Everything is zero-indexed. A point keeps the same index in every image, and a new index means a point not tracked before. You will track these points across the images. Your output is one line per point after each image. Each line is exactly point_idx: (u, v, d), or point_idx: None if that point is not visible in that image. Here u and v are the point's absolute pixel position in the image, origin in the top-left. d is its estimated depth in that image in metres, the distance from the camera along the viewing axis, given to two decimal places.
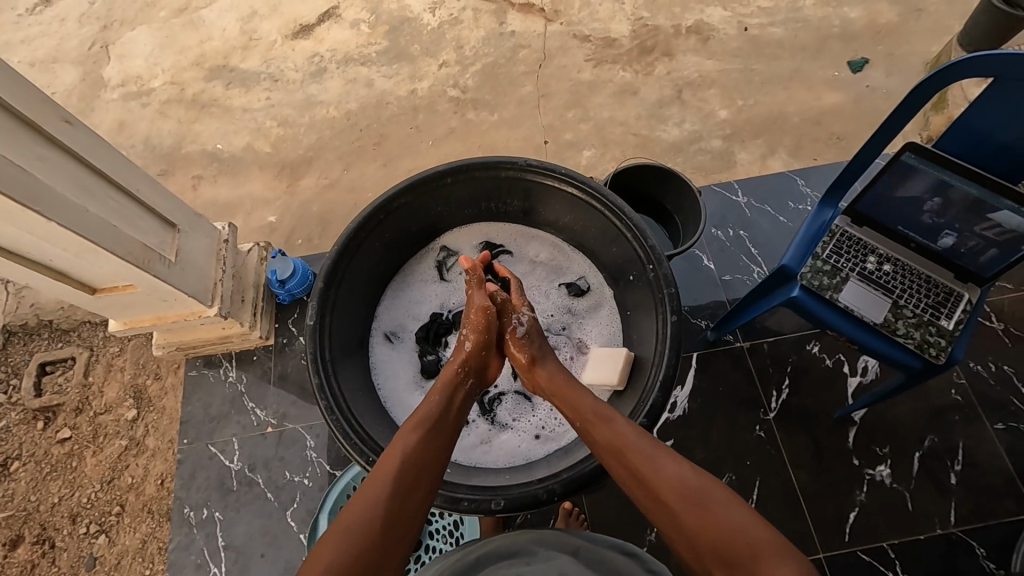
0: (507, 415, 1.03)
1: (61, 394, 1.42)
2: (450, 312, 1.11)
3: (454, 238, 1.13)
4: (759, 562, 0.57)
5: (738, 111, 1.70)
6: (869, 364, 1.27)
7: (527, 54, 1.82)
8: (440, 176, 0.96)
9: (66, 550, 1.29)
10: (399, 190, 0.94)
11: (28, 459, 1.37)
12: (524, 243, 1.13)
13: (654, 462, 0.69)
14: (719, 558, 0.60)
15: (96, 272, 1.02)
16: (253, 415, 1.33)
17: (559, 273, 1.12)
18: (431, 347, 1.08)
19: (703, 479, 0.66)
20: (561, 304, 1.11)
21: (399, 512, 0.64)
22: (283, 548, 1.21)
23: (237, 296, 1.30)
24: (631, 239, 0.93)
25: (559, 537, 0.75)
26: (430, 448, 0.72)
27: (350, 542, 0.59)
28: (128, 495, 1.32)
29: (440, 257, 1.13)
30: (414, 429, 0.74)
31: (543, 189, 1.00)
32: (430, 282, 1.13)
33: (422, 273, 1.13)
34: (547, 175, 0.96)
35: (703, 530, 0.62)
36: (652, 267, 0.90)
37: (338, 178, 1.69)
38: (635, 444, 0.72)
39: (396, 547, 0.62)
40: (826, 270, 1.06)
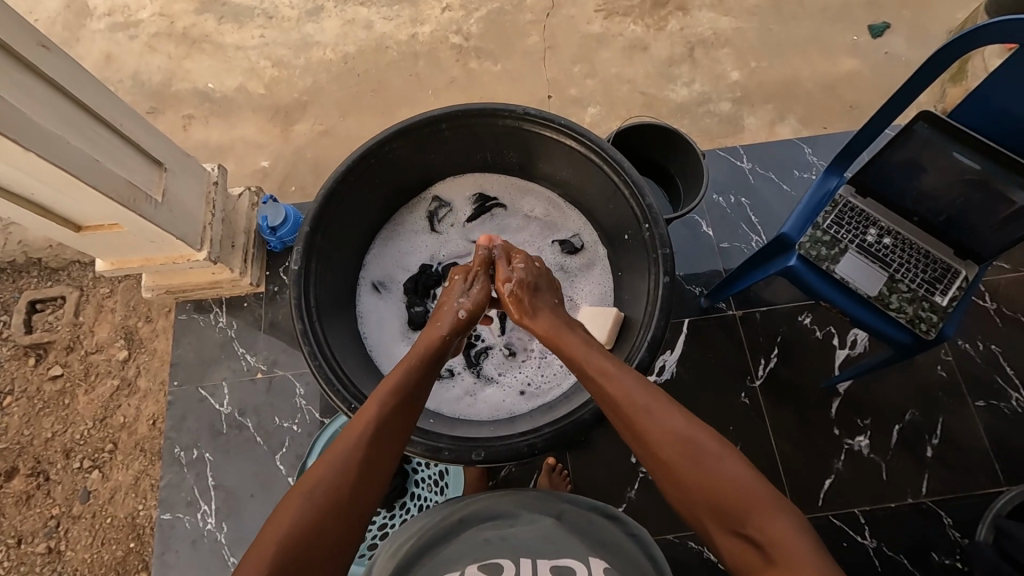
0: (493, 369, 1.04)
1: (52, 332, 1.43)
2: (439, 264, 1.09)
3: (447, 188, 1.11)
4: (753, 515, 0.58)
5: (751, 73, 1.64)
6: (859, 337, 1.28)
7: (534, 2, 1.73)
8: (436, 121, 0.92)
9: (60, 483, 1.33)
10: (391, 135, 0.91)
11: (21, 395, 1.39)
12: (519, 197, 1.11)
13: (651, 413, 0.68)
14: (711, 509, 0.60)
15: (78, 208, 0.99)
16: (243, 360, 1.33)
17: (553, 230, 1.10)
18: (420, 299, 1.07)
19: (700, 431, 0.65)
20: (553, 261, 1.09)
21: (367, 478, 0.62)
22: (272, 491, 1.24)
23: (227, 241, 1.28)
24: (628, 197, 0.90)
25: (543, 501, 0.76)
26: (401, 419, 0.69)
27: (309, 507, 0.58)
28: (120, 433, 1.35)
29: (431, 206, 1.11)
30: (388, 393, 0.71)
31: (541, 141, 0.97)
32: (421, 233, 1.11)
33: (413, 223, 1.11)
34: (548, 126, 0.92)
35: (703, 482, 0.61)
36: (648, 226, 0.87)
37: (333, 125, 1.64)
38: (631, 395, 0.71)
39: (359, 514, 0.60)
40: (826, 240, 1.05)
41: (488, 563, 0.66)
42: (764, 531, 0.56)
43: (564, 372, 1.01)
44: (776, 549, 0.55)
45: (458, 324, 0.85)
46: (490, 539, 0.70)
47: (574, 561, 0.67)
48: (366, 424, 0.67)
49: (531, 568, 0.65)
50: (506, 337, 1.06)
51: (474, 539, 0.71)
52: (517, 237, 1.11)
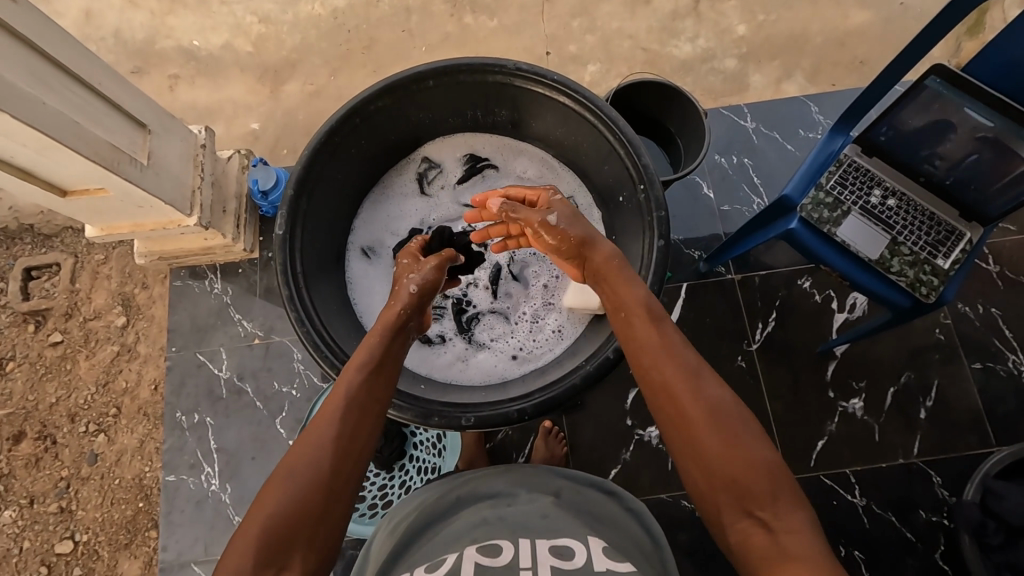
0: (486, 334, 1.04)
1: (49, 299, 1.43)
2: (429, 228, 1.07)
3: (437, 149, 1.08)
4: (775, 503, 0.57)
5: (758, 26, 1.57)
6: (858, 301, 1.27)
7: None
8: (423, 78, 0.88)
9: (67, 447, 1.36)
10: (377, 93, 0.87)
11: (23, 360, 1.40)
12: (511, 158, 1.08)
13: (697, 384, 0.65)
14: (731, 485, 0.59)
15: (61, 172, 0.97)
16: (239, 326, 1.33)
17: None
18: None
19: (739, 411, 0.64)
20: None
21: (346, 453, 0.64)
22: (273, 453, 1.26)
23: (217, 206, 1.26)
24: (623, 157, 0.87)
25: (540, 478, 0.77)
26: (373, 394, 0.70)
27: (292, 488, 0.60)
28: (123, 398, 1.37)
29: (421, 168, 1.08)
30: (362, 368, 0.71)
31: (534, 99, 0.93)
32: (411, 196, 1.09)
33: (402, 186, 1.08)
34: (539, 81, 0.88)
35: (731, 460, 0.60)
36: (643, 188, 0.85)
37: (324, 85, 1.59)
38: (681, 351, 0.68)
39: (344, 487, 0.62)
40: (828, 202, 1.02)
41: (487, 545, 0.63)
42: (783, 520, 0.56)
43: (556, 337, 1.01)
44: (793, 538, 0.55)
45: (414, 299, 0.83)
46: (486, 515, 0.70)
47: (572, 543, 0.64)
48: (336, 402, 0.67)
49: (532, 553, 0.62)
50: (498, 302, 1.06)
51: (470, 515, 0.71)
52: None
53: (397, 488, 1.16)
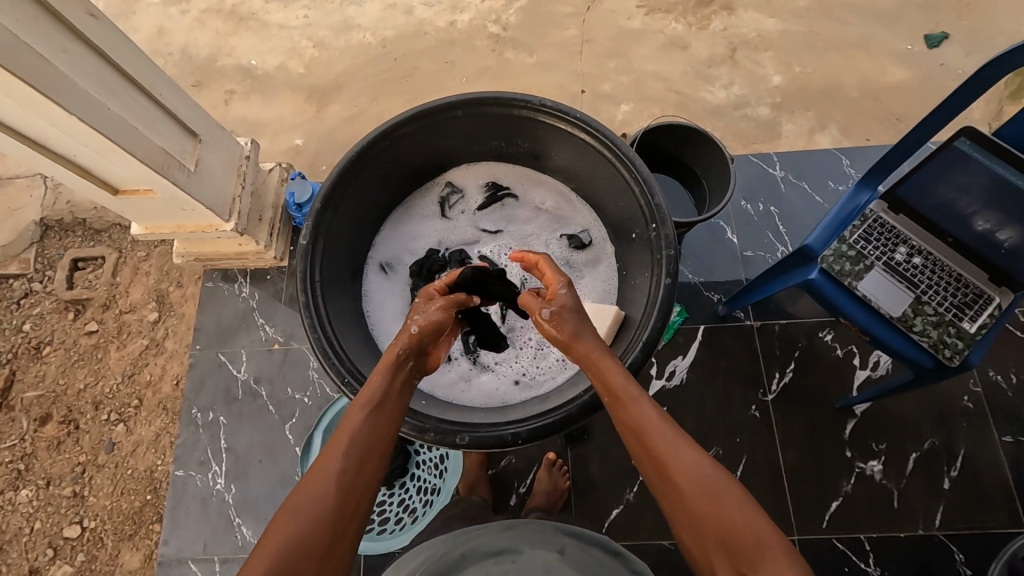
0: (491, 357, 1.04)
1: (91, 290, 1.56)
2: (446, 250, 1.10)
3: (460, 175, 1.12)
4: (765, 562, 0.55)
5: (793, 78, 1.59)
6: (882, 359, 1.24)
7: None
8: (450, 107, 0.93)
9: (88, 433, 1.46)
10: (406, 119, 0.91)
11: (59, 346, 1.53)
12: (531, 188, 1.11)
13: (677, 448, 0.64)
14: (723, 551, 0.58)
15: (115, 173, 1.04)
16: (261, 331, 1.36)
17: (562, 224, 1.10)
18: (423, 282, 1.07)
19: (718, 473, 0.62)
20: (559, 255, 1.08)
21: (351, 489, 0.61)
22: (279, 460, 1.26)
23: (254, 215, 1.32)
24: (637, 195, 0.89)
25: (544, 534, 0.77)
26: (379, 429, 0.67)
27: (297, 526, 0.57)
28: (146, 390, 1.48)
29: (443, 192, 1.12)
30: (370, 404, 0.69)
31: (556, 134, 0.96)
32: (431, 218, 1.12)
33: (424, 208, 1.12)
34: (562, 118, 0.91)
35: (716, 524, 0.58)
36: (654, 226, 0.86)
37: (366, 108, 1.67)
38: (655, 424, 0.67)
39: (349, 528, 0.59)
40: (851, 255, 1.01)
41: None
42: None
43: (559, 366, 1.01)
44: None
45: (414, 340, 0.78)
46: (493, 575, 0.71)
47: None
48: (342, 440, 0.65)
49: None
50: (507, 326, 1.06)
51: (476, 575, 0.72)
52: (525, 229, 1.10)
53: (395, 506, 1.15)
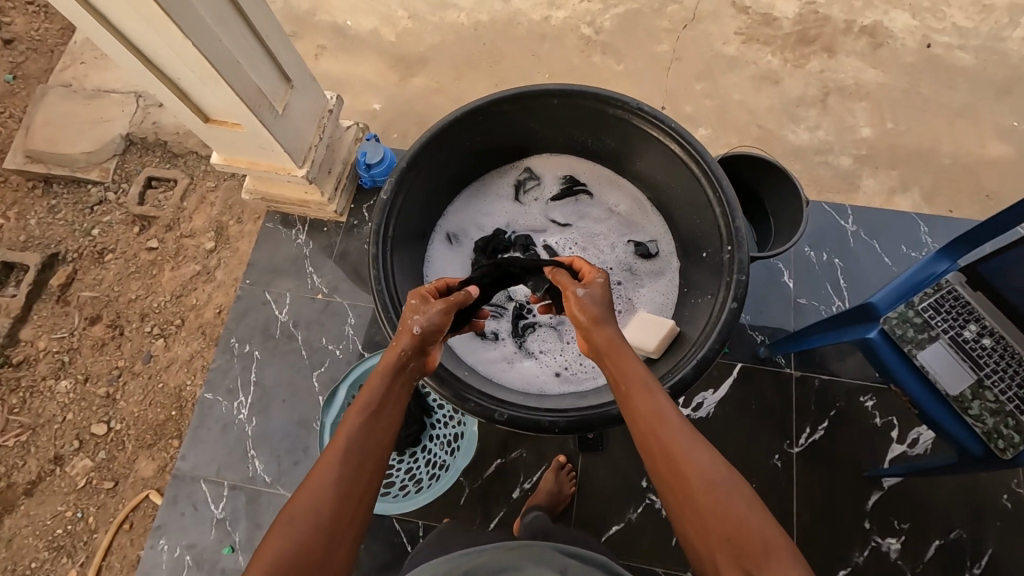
0: (536, 345, 1.05)
1: (159, 209, 1.64)
2: (513, 233, 1.10)
3: (540, 163, 1.12)
4: (770, 560, 0.55)
5: (883, 132, 1.53)
6: (922, 437, 1.18)
7: (674, 11, 1.72)
8: (549, 94, 0.94)
9: (131, 341, 1.54)
10: (504, 98, 0.92)
11: (120, 255, 1.62)
12: (607, 189, 1.10)
13: (689, 443, 0.65)
14: (729, 548, 0.57)
15: (211, 101, 1.08)
16: (309, 279, 1.40)
17: (632, 230, 1.09)
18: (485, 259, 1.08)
19: (728, 471, 0.62)
20: (623, 259, 1.07)
21: (349, 496, 0.61)
22: (301, 404, 1.29)
23: (325, 166, 1.36)
24: (718, 214, 0.88)
25: (548, 555, 0.73)
26: (378, 433, 0.67)
27: (293, 536, 0.57)
28: (189, 313, 1.55)
29: (521, 176, 1.12)
30: (368, 409, 0.68)
31: (645, 141, 0.96)
32: (504, 199, 1.13)
33: (499, 188, 1.13)
34: (656, 125, 0.91)
35: (721, 520, 0.59)
36: (730, 249, 0.85)
37: (447, 85, 1.70)
38: (669, 418, 0.68)
39: (346, 536, 0.60)
40: (916, 322, 0.96)
41: None
42: None
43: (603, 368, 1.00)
44: None
45: (415, 341, 0.77)
46: None
47: None
48: (339, 445, 0.64)
49: None
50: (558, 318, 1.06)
51: None
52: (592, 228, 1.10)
53: (402, 473, 1.18)
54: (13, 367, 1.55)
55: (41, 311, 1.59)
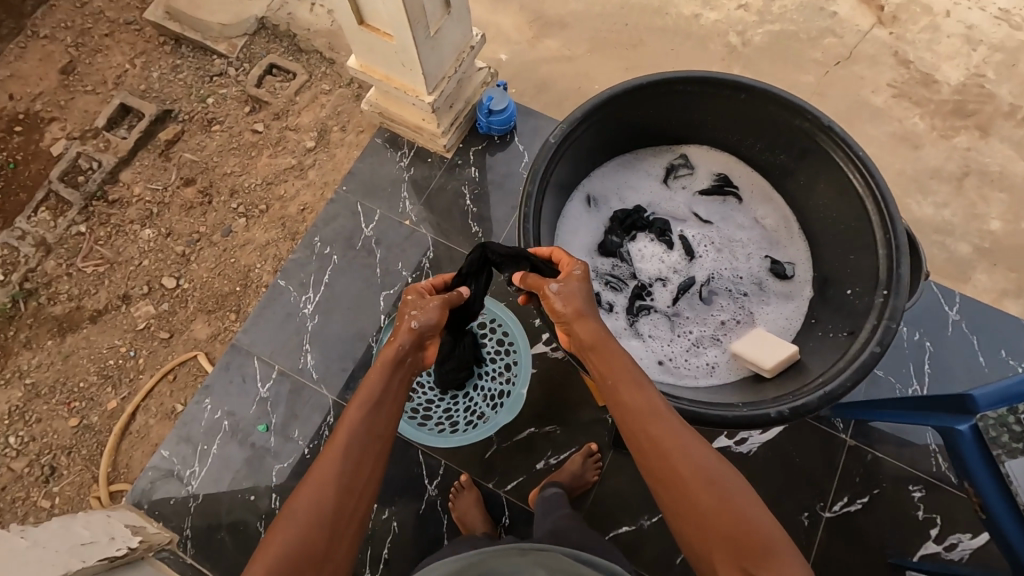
0: (647, 329, 0.99)
1: (272, 96, 1.69)
2: (651, 214, 1.06)
3: (698, 155, 1.09)
4: (766, 558, 0.61)
5: (1015, 230, 1.44)
6: (960, 544, 1.14)
7: (830, 44, 1.64)
8: (741, 88, 0.93)
9: (216, 212, 1.61)
10: (696, 78, 0.91)
11: (226, 129, 1.68)
12: (759, 199, 1.06)
13: (682, 442, 0.70)
14: (727, 543, 0.63)
15: (373, 5, 1.10)
16: (402, 203, 1.42)
17: (773, 245, 1.03)
18: (619, 232, 1.04)
19: (722, 471, 0.69)
20: (756, 273, 1.02)
21: (349, 494, 0.70)
22: (362, 317, 1.33)
23: (449, 100, 1.37)
24: (882, 254, 0.84)
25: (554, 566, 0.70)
26: (376, 429, 0.76)
27: (295, 530, 0.66)
28: (275, 202, 1.60)
29: (675, 161, 1.09)
30: (368, 404, 0.76)
31: (822, 162, 0.92)
32: (651, 178, 1.09)
33: (650, 166, 1.09)
34: (844, 149, 0.88)
35: (718, 517, 0.65)
36: (885, 294, 0.81)
37: (578, 56, 1.67)
38: (661, 415, 0.73)
39: (347, 527, 0.69)
40: (1014, 428, 0.88)
41: None
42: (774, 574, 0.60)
43: (707, 370, 0.95)
44: None
45: (413, 336, 0.84)
46: None
47: None
48: (337, 444, 0.73)
49: None
50: (676, 309, 1.01)
51: None
52: (733, 231, 1.06)
53: (440, 412, 1.22)
54: (107, 203, 1.64)
55: (143, 160, 1.67)
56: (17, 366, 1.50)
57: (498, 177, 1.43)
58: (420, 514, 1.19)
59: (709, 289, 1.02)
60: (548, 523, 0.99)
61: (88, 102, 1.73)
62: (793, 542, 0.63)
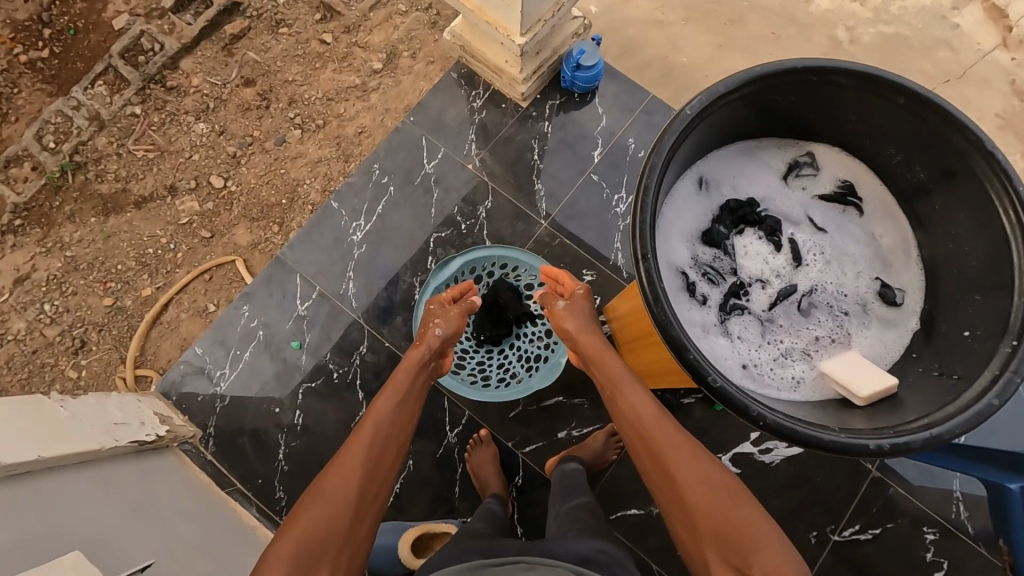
0: (737, 337, 0.75)
1: (346, 7, 1.61)
2: (765, 212, 0.80)
3: (831, 154, 0.80)
4: (756, 555, 0.62)
5: None
6: None
7: (945, 58, 1.52)
8: (898, 91, 0.67)
9: (272, 118, 1.56)
10: (858, 72, 0.67)
11: (293, 33, 1.61)
12: (888, 212, 0.78)
13: (675, 443, 0.72)
14: (718, 542, 0.65)
15: None
16: (468, 146, 1.37)
17: (894, 270, 0.77)
18: (726, 224, 0.79)
19: (715, 469, 0.70)
20: (871, 298, 0.76)
21: (370, 478, 0.73)
22: (410, 254, 1.31)
23: (538, 46, 1.30)
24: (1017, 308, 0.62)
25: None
26: (401, 420, 0.83)
27: (321, 507, 0.68)
28: (333, 119, 1.55)
29: (801, 156, 0.81)
30: (395, 397, 0.85)
31: (961, 197, 0.69)
32: (769, 171, 0.81)
33: (771, 156, 0.81)
34: (1008, 192, 0.63)
35: (709, 516, 0.66)
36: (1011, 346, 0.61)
37: (673, 22, 1.53)
38: (654, 416, 0.75)
39: (370, 505, 0.72)
40: None
41: None
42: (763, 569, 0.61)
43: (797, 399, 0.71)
44: None
45: (437, 342, 0.97)
46: None
47: None
48: (363, 431, 0.79)
49: None
50: (771, 314, 0.76)
51: None
52: (849, 243, 0.79)
53: (473, 363, 1.22)
54: (164, 89, 1.60)
55: (205, 50, 1.61)
56: (59, 237, 1.51)
57: (571, 137, 1.37)
58: (437, 457, 1.20)
59: (810, 300, 0.76)
60: (570, 497, 0.97)
61: None
62: (782, 538, 0.64)
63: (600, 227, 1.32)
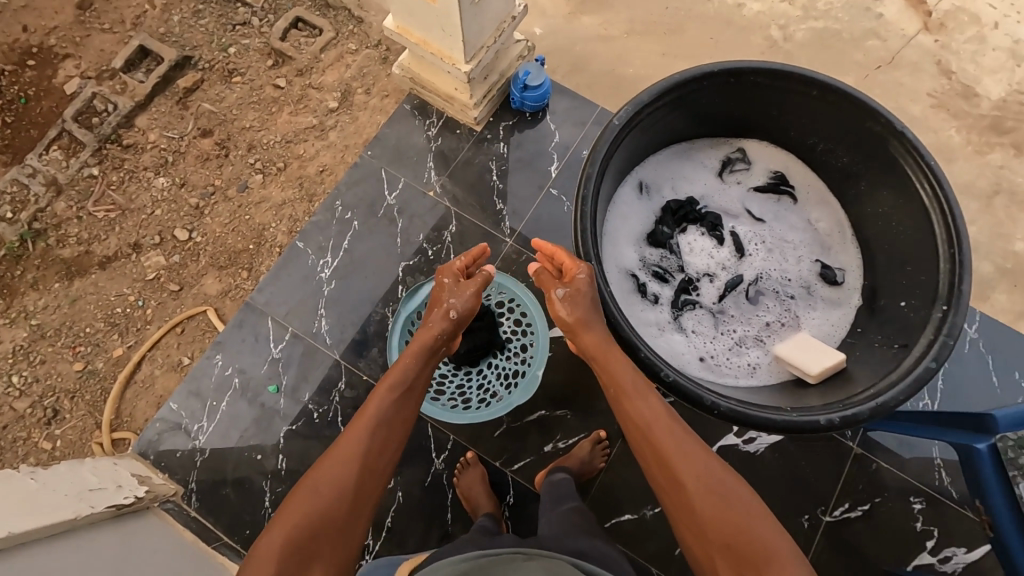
0: (692, 325, 0.90)
1: (296, 51, 1.64)
2: (705, 209, 0.97)
3: (758, 148, 0.97)
4: (767, 565, 0.64)
5: None
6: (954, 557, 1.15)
7: (874, 46, 1.60)
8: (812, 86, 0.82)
9: (232, 165, 1.57)
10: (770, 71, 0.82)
11: (247, 81, 1.63)
12: (814, 202, 0.96)
13: (683, 453, 0.74)
14: (729, 552, 0.66)
15: None
16: (427, 173, 1.40)
17: (823, 250, 0.94)
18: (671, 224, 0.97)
19: (726, 478, 0.72)
20: (803, 276, 0.94)
21: (370, 470, 0.78)
22: (380, 285, 1.32)
23: (484, 71, 1.34)
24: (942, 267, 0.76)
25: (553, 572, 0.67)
26: (402, 413, 0.85)
27: (318, 498, 0.72)
28: (293, 161, 1.56)
29: (732, 154, 0.98)
30: (399, 387, 0.86)
31: (882, 178, 0.85)
32: (705, 171, 0.98)
33: (704, 159, 0.99)
34: (918, 164, 0.78)
35: (720, 526, 0.68)
36: (944, 306, 0.74)
37: (615, 36, 1.59)
38: (663, 425, 0.77)
39: (368, 495, 0.76)
40: None
41: None
42: None
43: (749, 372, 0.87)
44: None
45: (450, 324, 0.97)
46: None
47: None
48: (364, 421, 0.82)
49: None
50: (721, 305, 0.92)
51: None
52: (786, 230, 0.96)
53: (452, 386, 1.22)
54: (121, 147, 1.60)
55: (160, 106, 1.63)
56: (23, 307, 1.48)
57: (527, 155, 1.40)
58: (427, 485, 1.19)
59: (757, 289, 0.93)
60: (559, 507, 0.97)
61: (105, 41, 1.68)
62: (795, 547, 0.65)
63: (564, 239, 1.35)
